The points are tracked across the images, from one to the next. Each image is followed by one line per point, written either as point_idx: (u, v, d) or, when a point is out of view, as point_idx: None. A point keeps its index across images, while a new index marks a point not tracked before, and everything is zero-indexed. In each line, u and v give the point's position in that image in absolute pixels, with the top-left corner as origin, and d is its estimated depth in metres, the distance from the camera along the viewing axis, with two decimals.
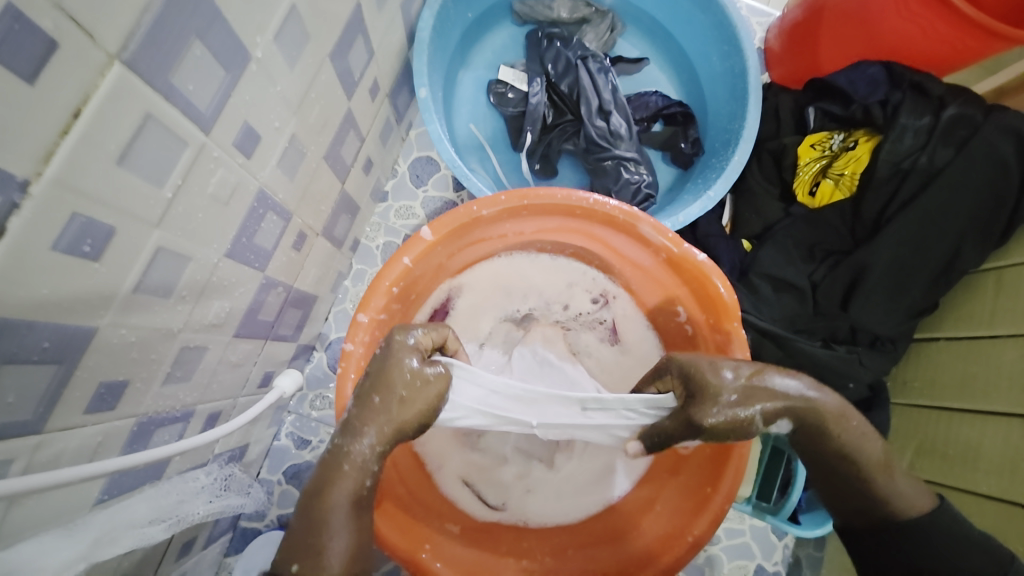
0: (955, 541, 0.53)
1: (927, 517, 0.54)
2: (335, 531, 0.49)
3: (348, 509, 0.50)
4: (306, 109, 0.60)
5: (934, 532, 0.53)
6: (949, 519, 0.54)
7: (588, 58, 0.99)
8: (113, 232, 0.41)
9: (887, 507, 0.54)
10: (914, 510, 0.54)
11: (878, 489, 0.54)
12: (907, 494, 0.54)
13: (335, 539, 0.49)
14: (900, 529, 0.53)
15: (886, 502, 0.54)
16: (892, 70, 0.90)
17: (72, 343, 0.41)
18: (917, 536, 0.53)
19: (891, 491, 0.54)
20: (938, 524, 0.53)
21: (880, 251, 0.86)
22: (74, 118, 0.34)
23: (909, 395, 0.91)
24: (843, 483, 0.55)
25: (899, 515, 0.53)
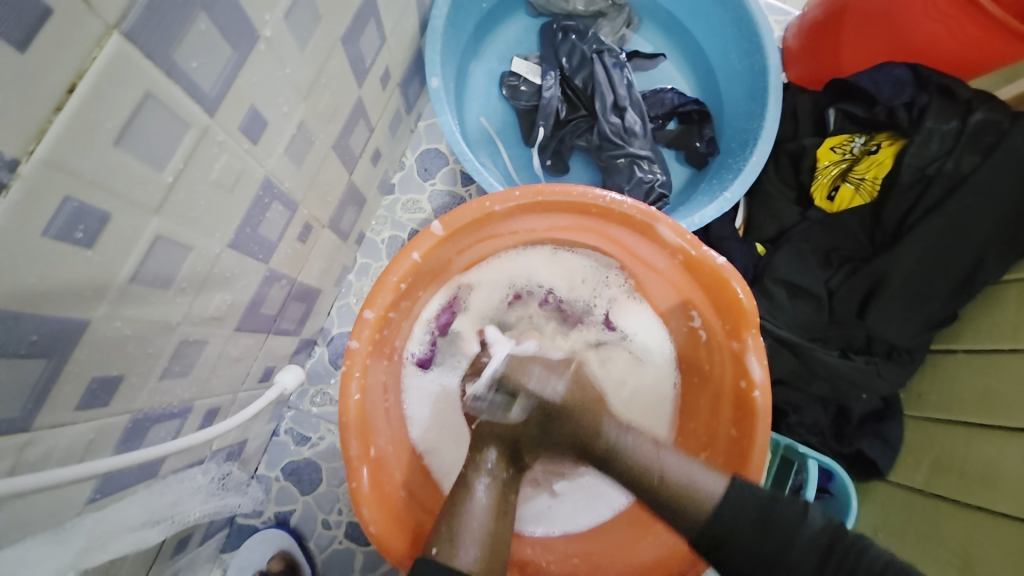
0: (749, 519, 0.51)
1: (756, 510, 0.52)
2: (471, 533, 0.55)
3: (478, 517, 0.57)
4: (315, 94, 0.57)
5: (740, 501, 0.53)
6: (778, 514, 0.51)
7: (604, 51, 0.96)
8: (109, 218, 0.38)
9: (692, 497, 0.54)
10: (703, 492, 0.54)
11: (661, 484, 0.55)
12: (692, 477, 0.55)
13: (469, 546, 0.54)
14: (709, 526, 0.52)
15: (691, 490, 0.54)
16: (918, 71, 0.87)
17: (63, 335, 0.39)
18: (721, 526, 0.52)
19: (673, 480, 0.55)
20: (778, 518, 0.51)
21: (900, 258, 0.83)
22: (69, 93, 0.32)
23: (924, 408, 0.88)
24: (654, 499, 0.56)
25: (691, 500, 0.54)
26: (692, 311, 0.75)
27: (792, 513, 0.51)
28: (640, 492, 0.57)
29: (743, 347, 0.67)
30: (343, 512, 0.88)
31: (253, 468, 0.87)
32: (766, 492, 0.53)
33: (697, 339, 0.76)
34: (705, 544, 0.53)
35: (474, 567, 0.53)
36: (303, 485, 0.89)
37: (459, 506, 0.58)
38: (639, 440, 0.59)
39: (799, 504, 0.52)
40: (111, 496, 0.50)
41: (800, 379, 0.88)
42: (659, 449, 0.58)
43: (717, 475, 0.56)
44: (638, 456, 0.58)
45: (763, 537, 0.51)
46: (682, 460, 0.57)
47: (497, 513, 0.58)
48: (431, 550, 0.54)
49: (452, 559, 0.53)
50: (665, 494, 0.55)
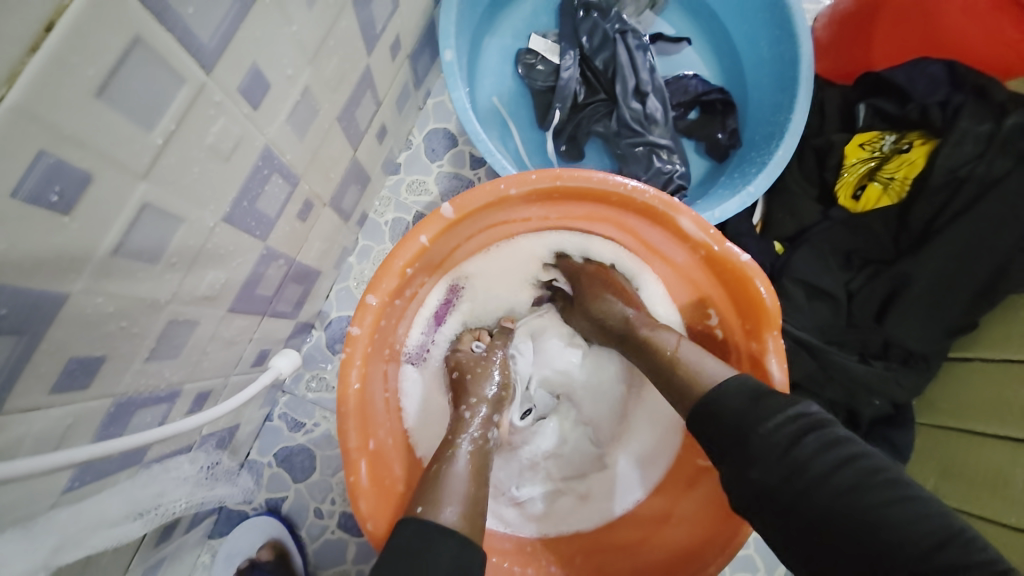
0: (732, 407, 0.51)
1: (745, 398, 0.51)
2: (453, 494, 0.54)
3: (460, 479, 0.56)
4: (322, 59, 0.53)
5: (724, 399, 0.52)
6: (754, 405, 0.50)
7: (627, 32, 0.91)
8: (89, 180, 0.34)
9: (695, 378, 0.56)
10: (705, 376, 0.55)
11: (672, 360, 0.60)
12: (701, 360, 0.58)
13: (450, 506, 0.52)
14: (706, 397, 0.54)
15: (693, 372, 0.57)
16: (954, 70, 0.82)
17: (35, 311, 0.35)
18: (704, 407, 0.53)
19: (682, 358, 0.59)
20: (758, 405, 0.50)
21: (926, 263, 0.80)
22: (47, 32, 0.28)
23: (934, 416, 0.84)
24: (664, 374, 0.60)
25: (695, 382, 0.56)
26: (709, 309, 0.72)
27: (770, 406, 0.49)
28: (654, 373, 0.61)
29: (762, 349, 0.64)
30: (336, 502, 0.85)
31: (244, 454, 0.84)
32: (757, 384, 0.52)
33: (712, 338, 0.73)
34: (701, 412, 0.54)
35: (457, 524, 0.51)
36: (296, 472, 0.85)
37: (441, 470, 0.57)
38: (664, 331, 0.64)
39: (787, 398, 0.50)
40: (91, 486, 0.47)
41: (814, 382, 0.85)
42: (679, 340, 0.61)
43: (728, 365, 0.56)
44: (658, 340, 0.62)
45: (735, 428, 0.50)
46: (699, 350, 0.59)
47: (476, 477, 0.57)
48: (415, 509, 0.52)
49: (436, 517, 0.51)
50: (673, 370, 0.59)
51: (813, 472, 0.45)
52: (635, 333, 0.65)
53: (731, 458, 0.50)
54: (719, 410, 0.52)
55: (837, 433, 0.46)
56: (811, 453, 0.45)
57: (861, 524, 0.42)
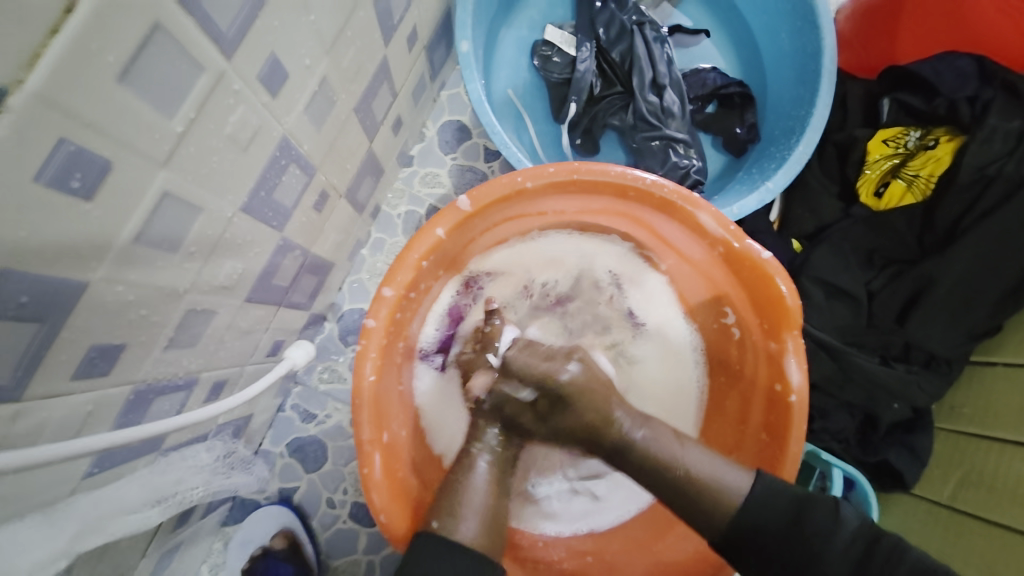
0: (780, 514, 0.50)
1: (789, 501, 0.51)
2: (472, 508, 0.54)
3: (479, 492, 0.56)
4: (340, 49, 0.53)
5: (770, 496, 0.51)
6: (811, 516, 0.49)
7: (645, 24, 0.90)
8: (110, 168, 0.34)
9: (718, 496, 0.51)
10: (731, 491, 0.51)
11: (688, 480, 0.52)
12: (718, 474, 0.52)
13: (469, 520, 0.53)
14: (737, 522, 0.50)
15: (717, 486, 0.52)
16: (983, 63, 0.80)
17: (57, 297, 0.35)
18: (747, 521, 0.50)
19: (698, 480, 0.52)
20: (812, 510, 0.49)
21: (952, 264, 0.78)
22: (66, 13, 0.27)
23: (956, 421, 0.82)
24: (677, 497, 0.53)
25: (722, 501, 0.51)
26: (725, 307, 0.71)
27: (826, 512, 0.49)
28: (661, 491, 0.54)
29: (781, 349, 0.63)
30: (347, 492, 0.86)
31: (257, 444, 0.84)
32: (796, 490, 0.51)
33: (729, 337, 0.72)
34: (733, 534, 0.50)
35: (477, 539, 0.52)
36: (308, 463, 0.86)
37: (462, 480, 0.57)
38: (658, 433, 0.55)
39: (831, 500, 0.50)
40: (105, 474, 0.47)
41: (833, 385, 0.84)
42: (685, 447, 0.55)
43: (745, 472, 0.53)
44: (659, 452, 0.54)
45: (790, 538, 0.49)
46: (707, 458, 0.54)
47: (495, 491, 0.57)
48: (432, 523, 0.53)
49: (453, 533, 0.51)
50: (693, 493, 0.52)
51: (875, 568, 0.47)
52: (631, 446, 0.54)
53: (784, 562, 0.49)
54: (757, 514, 0.50)
55: (894, 540, 0.48)
56: (879, 566, 0.47)
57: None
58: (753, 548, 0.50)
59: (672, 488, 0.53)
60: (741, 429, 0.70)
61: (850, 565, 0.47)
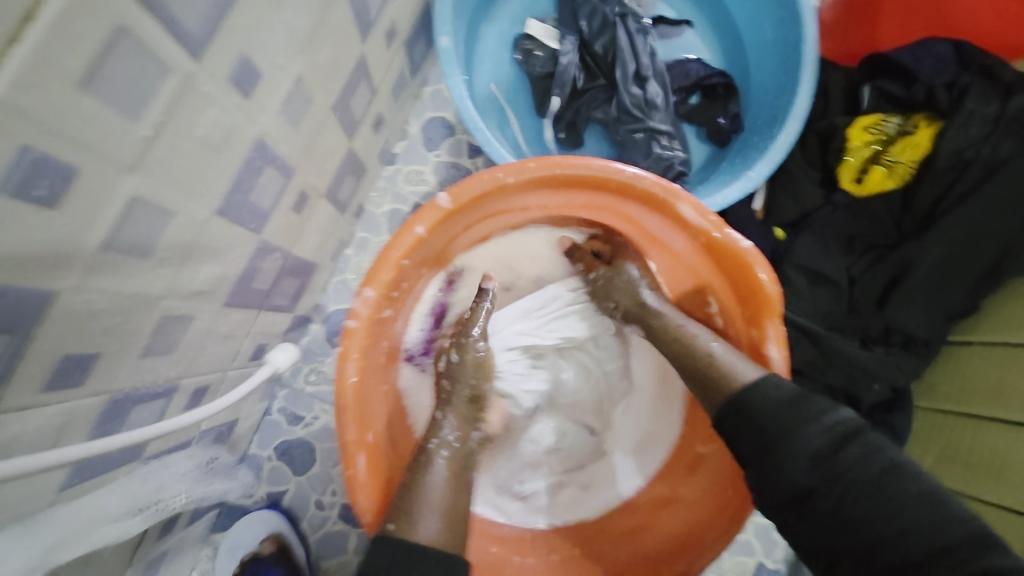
0: (771, 402, 0.51)
1: (785, 394, 0.51)
2: (432, 506, 0.54)
3: (436, 491, 0.56)
4: (315, 47, 0.52)
5: (766, 391, 0.52)
6: (796, 405, 0.50)
7: (628, 15, 0.89)
8: (76, 175, 0.33)
9: (724, 377, 0.56)
10: (737, 377, 0.55)
11: (708, 367, 0.58)
12: (734, 364, 0.57)
13: (428, 519, 0.52)
14: (738, 395, 0.53)
15: (726, 370, 0.56)
16: (965, 49, 0.80)
17: (25, 308, 0.34)
18: (747, 401, 0.52)
19: (720, 362, 0.57)
20: (802, 406, 0.50)
21: (929, 247, 0.78)
22: (26, 20, 0.26)
23: (933, 399, 0.83)
24: (697, 374, 0.59)
25: (724, 380, 0.56)
26: (708, 297, 0.71)
27: (812, 409, 0.50)
28: (698, 381, 0.59)
29: (762, 336, 0.63)
30: (337, 494, 0.85)
31: (244, 448, 0.84)
32: (795, 388, 0.52)
33: (713, 327, 0.72)
34: (730, 409, 0.54)
35: (435, 538, 0.51)
36: (297, 465, 0.86)
37: (418, 480, 0.56)
38: (697, 328, 0.63)
39: (828, 401, 0.51)
40: (86, 484, 0.48)
41: (815, 369, 0.84)
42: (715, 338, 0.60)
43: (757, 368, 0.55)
44: (689, 335, 0.62)
45: (775, 421, 0.50)
46: (734, 353, 0.58)
47: (454, 487, 0.57)
48: (387, 526, 0.51)
49: (409, 534, 0.50)
50: (702, 374, 0.58)
51: (858, 476, 0.46)
52: (649, 312, 0.67)
53: (771, 455, 0.49)
54: (755, 402, 0.52)
55: (875, 441, 0.47)
56: (852, 457, 0.46)
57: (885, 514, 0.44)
58: (737, 433, 0.53)
59: (694, 365, 0.59)
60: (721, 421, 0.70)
61: (834, 444, 0.47)
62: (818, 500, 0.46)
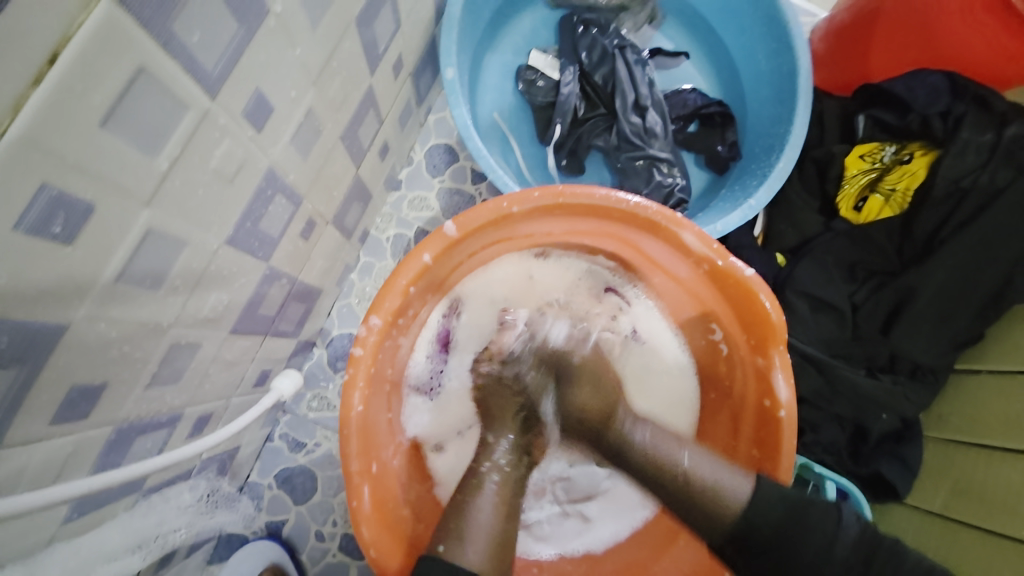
0: (776, 519, 0.51)
1: (788, 506, 0.52)
2: (479, 533, 0.53)
3: (489, 511, 0.56)
4: (325, 81, 0.53)
5: (765, 503, 0.52)
6: (813, 514, 0.51)
7: (626, 47, 0.92)
8: (93, 208, 0.33)
9: (718, 501, 0.53)
10: (732, 493, 0.53)
11: (685, 484, 0.55)
12: (716, 475, 0.55)
13: (474, 545, 0.52)
14: (741, 524, 0.52)
15: (715, 489, 0.54)
16: (954, 80, 0.83)
17: (38, 340, 0.34)
18: (750, 522, 0.52)
19: (694, 476, 0.55)
20: (812, 514, 0.51)
21: (931, 274, 0.79)
22: (50, 63, 0.27)
23: (944, 429, 0.83)
24: (675, 497, 0.56)
25: (720, 507, 0.53)
26: (712, 323, 0.71)
27: (826, 515, 0.51)
28: (663, 492, 0.57)
29: (768, 364, 0.63)
30: (338, 523, 0.84)
31: (244, 476, 0.82)
32: (795, 492, 0.53)
33: (718, 352, 0.72)
34: (730, 540, 0.53)
35: (481, 566, 0.51)
36: (297, 493, 0.84)
37: (468, 501, 0.57)
38: (656, 433, 0.60)
39: (831, 504, 0.52)
40: (87, 518, 0.46)
41: (821, 398, 0.84)
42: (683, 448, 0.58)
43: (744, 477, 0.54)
44: (660, 453, 0.58)
45: (801, 535, 0.51)
46: (709, 459, 0.57)
47: (506, 515, 0.57)
48: (436, 547, 0.52)
49: (457, 559, 0.51)
50: (688, 495, 0.55)
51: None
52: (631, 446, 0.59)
53: (787, 566, 0.50)
54: (760, 519, 0.52)
55: (887, 539, 0.51)
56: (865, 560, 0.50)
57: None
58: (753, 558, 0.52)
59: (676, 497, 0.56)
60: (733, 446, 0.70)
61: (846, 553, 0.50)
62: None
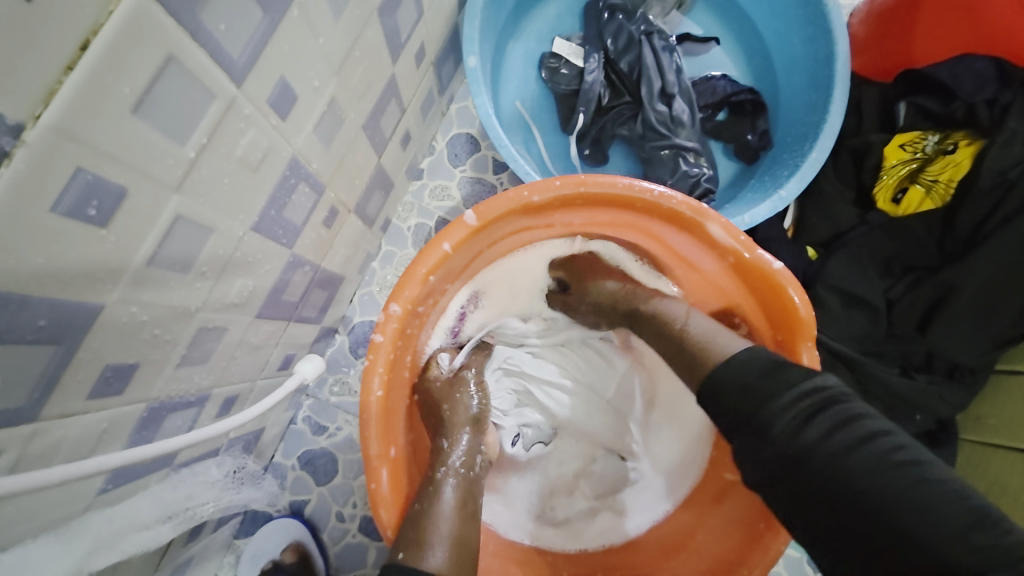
0: (738, 381, 0.50)
1: (753, 372, 0.50)
2: (441, 534, 0.53)
3: (447, 520, 0.55)
4: (348, 70, 0.54)
5: (737, 368, 0.51)
6: (773, 381, 0.48)
7: (653, 34, 0.89)
8: (124, 194, 0.35)
9: (703, 349, 0.55)
10: (720, 347, 0.54)
11: (681, 333, 0.58)
12: (712, 333, 0.56)
13: (437, 549, 0.52)
14: (709, 376, 0.53)
15: (705, 345, 0.55)
16: (1003, 67, 0.79)
17: (73, 320, 0.36)
18: (712, 395, 0.52)
19: (694, 334, 0.57)
20: (768, 387, 0.48)
21: (975, 270, 0.75)
22: (82, 50, 0.28)
23: (979, 431, 0.79)
24: (672, 348, 0.59)
25: (704, 355, 0.54)
26: (737, 318, 0.69)
27: (785, 382, 0.48)
28: (661, 343, 0.60)
29: (796, 361, 0.61)
30: (358, 505, 0.86)
31: (269, 456, 0.85)
32: (772, 358, 0.51)
33: None
34: (707, 389, 0.53)
35: (442, 569, 0.50)
36: (319, 475, 0.87)
37: (428, 509, 0.55)
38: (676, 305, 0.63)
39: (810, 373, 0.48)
40: (122, 489, 0.49)
41: None
42: (688, 314, 0.61)
43: (739, 338, 0.55)
44: (667, 313, 0.61)
45: (749, 403, 0.48)
46: (711, 323, 0.58)
47: (461, 514, 0.56)
48: (396, 554, 0.51)
49: (417, 561, 0.50)
50: (682, 342, 0.58)
51: (823, 458, 0.43)
52: (671, 323, 0.60)
53: (738, 428, 0.49)
54: (726, 379, 0.51)
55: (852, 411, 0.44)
56: (821, 435, 0.44)
57: (859, 489, 0.41)
58: (716, 413, 0.51)
59: (668, 340, 0.60)
60: None
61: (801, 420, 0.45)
62: (803, 477, 0.44)
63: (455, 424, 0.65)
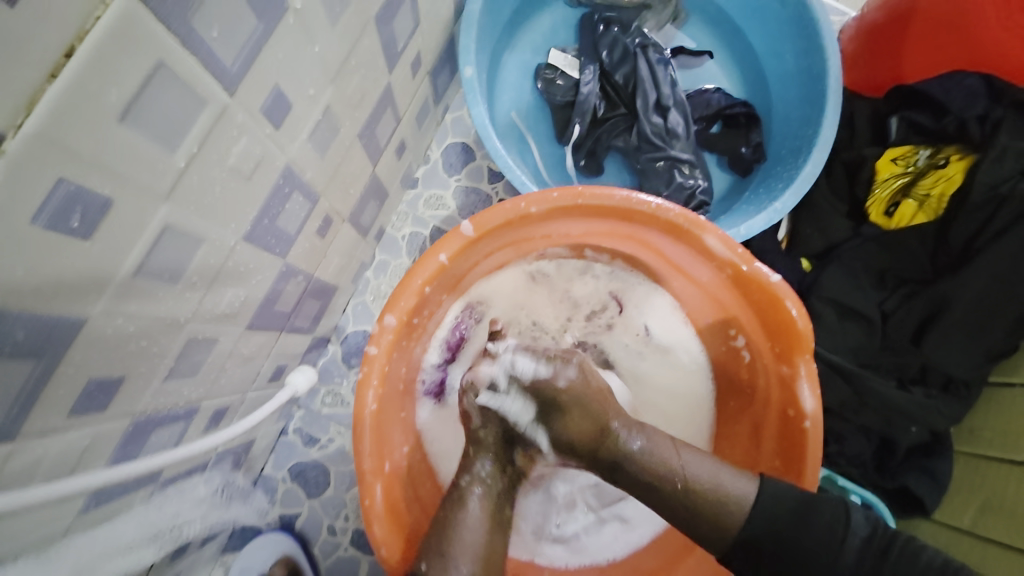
0: (788, 532, 0.51)
1: (795, 509, 0.52)
2: (466, 547, 0.53)
3: (477, 520, 0.55)
4: (344, 79, 0.53)
5: (776, 503, 0.52)
6: (819, 522, 0.51)
7: (649, 47, 0.90)
8: (110, 204, 0.34)
9: (717, 514, 0.52)
10: (731, 496, 0.52)
11: (683, 492, 0.53)
12: (717, 475, 0.54)
13: (462, 561, 0.52)
14: (744, 535, 0.52)
15: (716, 504, 0.52)
16: (992, 83, 0.80)
17: (54, 334, 0.34)
18: (755, 535, 0.52)
19: (696, 487, 0.53)
20: (822, 516, 0.52)
21: (968, 283, 0.76)
22: (67, 58, 0.27)
23: (975, 444, 0.78)
24: (673, 512, 0.54)
25: (721, 524, 0.52)
26: (733, 330, 0.69)
27: (837, 514, 0.52)
28: (656, 496, 0.54)
29: (794, 373, 0.61)
30: (350, 518, 0.84)
31: (259, 469, 0.83)
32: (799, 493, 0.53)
33: (739, 359, 0.70)
34: (742, 549, 0.52)
35: None
36: (310, 488, 0.85)
37: (454, 517, 0.55)
38: (653, 438, 0.56)
39: (841, 505, 0.53)
40: (103, 509, 0.47)
41: (849, 409, 0.81)
42: (681, 453, 0.55)
43: (747, 478, 0.54)
44: (657, 464, 0.54)
45: (812, 548, 0.51)
46: (707, 464, 0.55)
47: (491, 521, 0.55)
48: (421, 565, 0.53)
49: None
50: (688, 506, 0.53)
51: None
52: (629, 457, 0.55)
53: (801, 568, 0.51)
54: (767, 524, 0.52)
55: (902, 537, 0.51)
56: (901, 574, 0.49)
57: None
58: (767, 575, 0.52)
59: (661, 496, 0.54)
60: (754, 453, 0.67)
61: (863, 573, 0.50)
62: None
63: (473, 426, 0.65)
